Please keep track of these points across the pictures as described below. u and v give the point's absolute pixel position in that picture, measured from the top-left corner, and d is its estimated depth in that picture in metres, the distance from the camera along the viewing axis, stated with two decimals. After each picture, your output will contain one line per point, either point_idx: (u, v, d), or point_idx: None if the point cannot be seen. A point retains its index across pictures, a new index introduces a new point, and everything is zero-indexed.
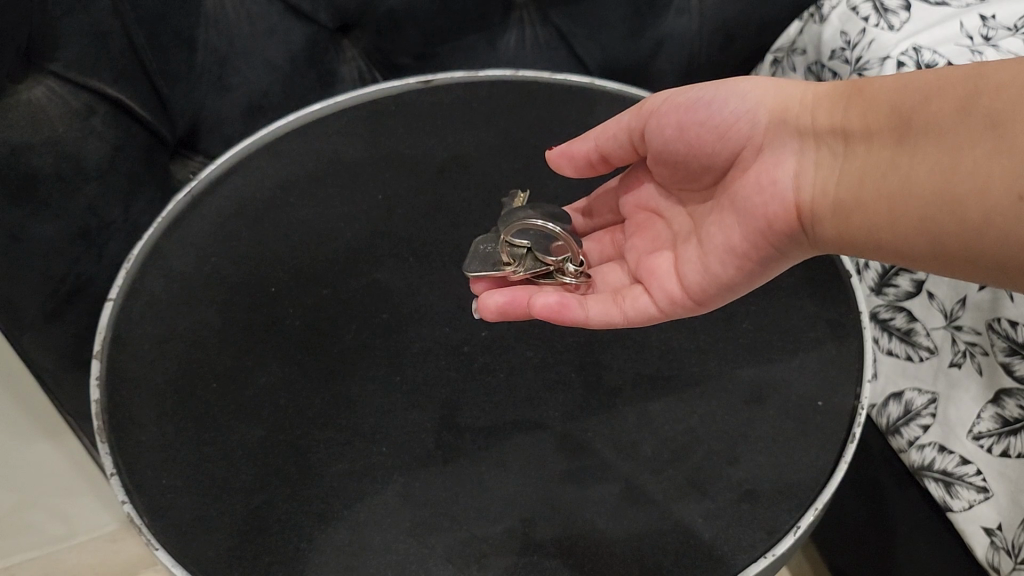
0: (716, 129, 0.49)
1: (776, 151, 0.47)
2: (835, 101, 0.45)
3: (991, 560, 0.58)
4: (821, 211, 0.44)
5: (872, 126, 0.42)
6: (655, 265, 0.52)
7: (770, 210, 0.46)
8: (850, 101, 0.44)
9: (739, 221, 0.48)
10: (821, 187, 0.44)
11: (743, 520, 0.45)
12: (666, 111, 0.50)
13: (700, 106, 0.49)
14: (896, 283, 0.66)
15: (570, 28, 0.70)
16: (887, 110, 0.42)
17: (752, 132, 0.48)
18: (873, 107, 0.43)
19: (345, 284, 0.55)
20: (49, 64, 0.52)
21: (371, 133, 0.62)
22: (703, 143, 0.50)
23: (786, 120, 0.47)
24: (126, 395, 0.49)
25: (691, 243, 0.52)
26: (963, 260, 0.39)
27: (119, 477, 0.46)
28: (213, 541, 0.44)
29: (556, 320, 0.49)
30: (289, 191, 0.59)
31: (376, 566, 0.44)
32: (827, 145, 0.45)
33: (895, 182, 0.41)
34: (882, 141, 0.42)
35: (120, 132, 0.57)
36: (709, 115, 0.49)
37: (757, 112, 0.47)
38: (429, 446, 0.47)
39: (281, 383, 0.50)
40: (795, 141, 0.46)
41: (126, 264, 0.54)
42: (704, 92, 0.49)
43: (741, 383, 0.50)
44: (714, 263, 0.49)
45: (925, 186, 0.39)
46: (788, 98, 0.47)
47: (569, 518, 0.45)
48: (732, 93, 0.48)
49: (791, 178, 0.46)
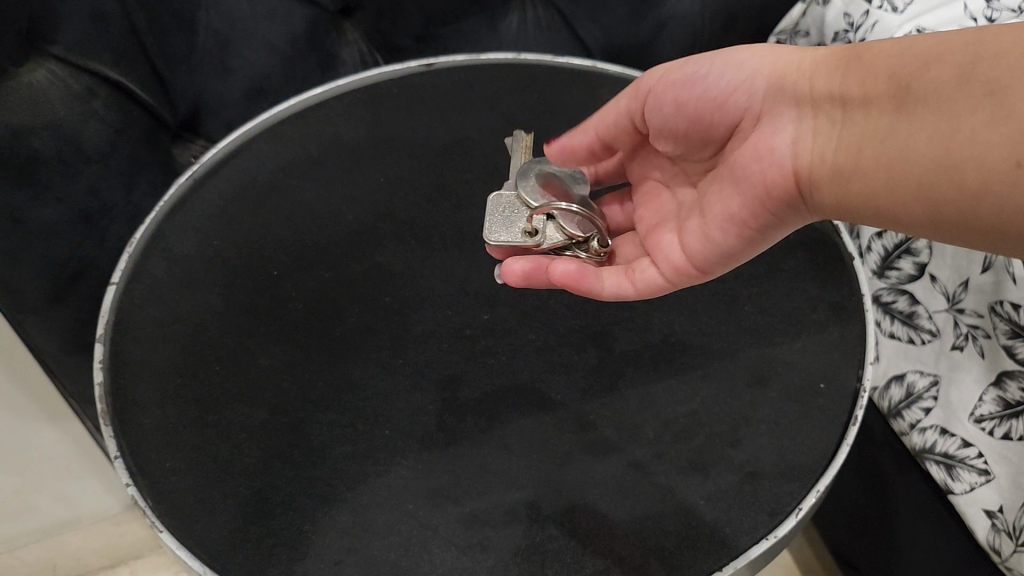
0: (714, 102, 0.48)
1: (773, 117, 0.46)
2: (834, 67, 0.44)
3: (992, 542, 0.58)
4: (818, 176, 0.44)
5: (869, 92, 0.42)
6: (659, 238, 0.53)
7: (768, 176, 0.46)
8: (849, 65, 0.43)
9: (737, 189, 0.48)
10: (817, 152, 0.44)
11: (745, 502, 0.45)
12: (661, 86, 0.50)
13: (697, 78, 0.49)
14: (899, 266, 0.66)
15: (572, 10, 0.70)
16: (885, 76, 0.41)
17: (749, 101, 0.47)
18: (872, 73, 0.42)
19: (347, 267, 0.55)
20: (49, 46, 0.51)
21: (372, 115, 0.62)
22: (703, 114, 0.49)
23: (784, 86, 0.46)
24: (131, 378, 0.49)
25: (693, 214, 0.52)
26: (961, 226, 0.39)
27: (122, 459, 0.46)
28: (218, 522, 0.44)
29: (573, 288, 0.49)
30: (291, 173, 0.59)
31: (378, 546, 0.44)
32: (825, 111, 0.44)
33: (893, 148, 0.40)
34: (882, 106, 0.41)
35: (121, 115, 0.56)
36: (707, 87, 0.49)
37: (755, 81, 0.47)
38: (431, 429, 0.47)
39: (285, 366, 0.50)
40: (792, 108, 0.45)
41: (128, 246, 0.54)
42: (700, 66, 0.49)
43: (743, 366, 0.50)
44: (715, 233, 0.49)
45: (921, 153, 0.39)
46: (786, 64, 0.46)
47: (573, 500, 0.45)
48: (729, 64, 0.48)
49: (788, 144, 0.45)
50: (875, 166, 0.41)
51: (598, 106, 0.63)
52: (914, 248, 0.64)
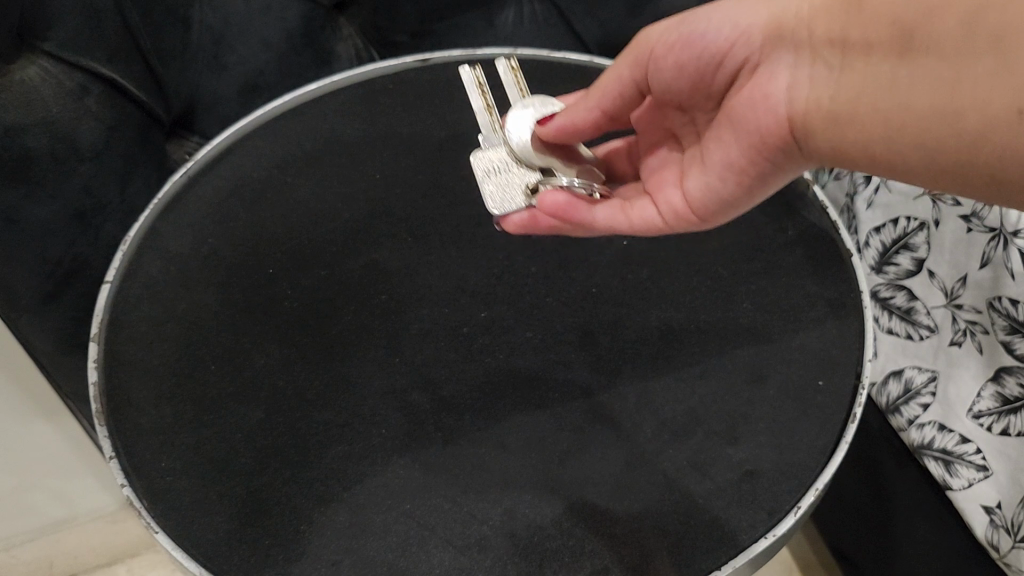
0: (712, 55, 0.47)
1: (771, 64, 0.45)
2: (835, 8, 0.42)
3: (990, 538, 0.59)
4: (815, 123, 0.43)
5: (870, 37, 0.40)
6: (661, 179, 0.54)
7: (764, 124, 0.46)
8: (849, 9, 0.41)
9: (735, 138, 0.48)
10: (813, 99, 0.43)
11: (744, 500, 0.45)
12: (658, 45, 0.49)
13: (694, 38, 0.47)
14: (897, 261, 0.66)
15: (570, 5, 0.70)
16: (884, 21, 0.40)
17: (747, 48, 0.46)
18: (871, 16, 0.40)
19: (343, 265, 0.54)
20: (41, 44, 0.51)
21: (368, 110, 0.61)
22: (701, 67, 0.48)
23: (782, 34, 0.44)
24: (125, 377, 0.49)
25: (695, 161, 0.52)
26: (956, 173, 0.39)
27: (118, 460, 0.46)
28: (215, 522, 0.44)
29: (564, 218, 0.50)
30: (286, 170, 0.59)
31: (376, 545, 0.44)
32: (823, 57, 0.42)
33: (892, 96, 0.40)
34: (883, 53, 0.40)
35: (114, 112, 0.56)
36: (704, 38, 0.47)
37: (752, 27, 0.45)
38: (428, 427, 0.47)
39: (282, 364, 0.50)
40: (790, 54, 0.44)
41: (122, 245, 0.53)
42: (696, 20, 0.47)
43: (741, 363, 0.50)
44: (714, 181, 0.50)
45: (923, 101, 0.39)
46: (784, 8, 0.44)
47: (571, 499, 0.45)
48: (724, 13, 0.46)
49: (784, 92, 0.44)
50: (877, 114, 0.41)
51: None
52: (912, 243, 0.64)
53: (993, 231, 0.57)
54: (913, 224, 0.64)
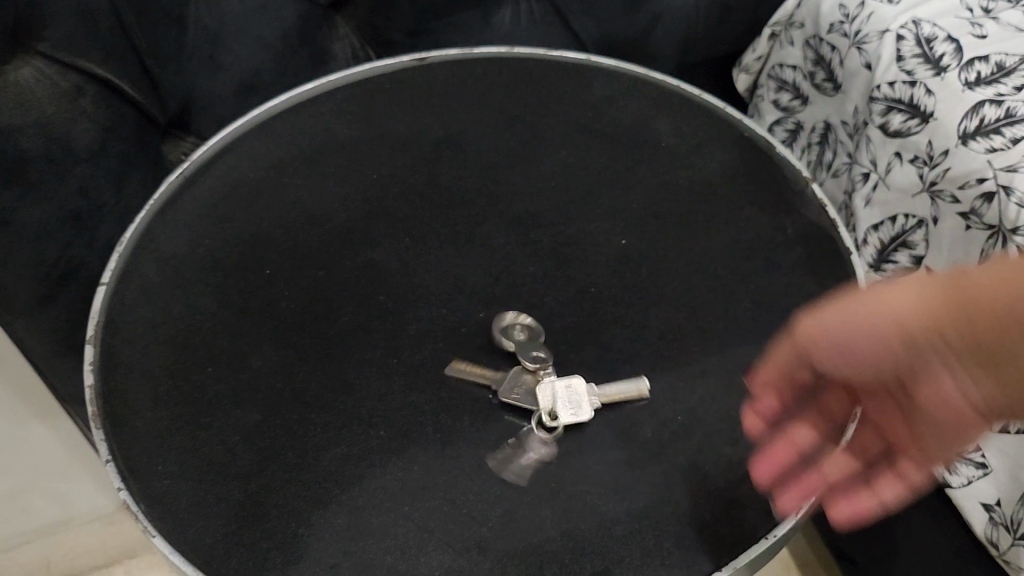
0: (792, 363, 0.41)
1: (839, 360, 0.40)
2: (892, 350, 0.38)
3: (991, 535, 0.59)
4: (875, 370, 0.40)
5: (895, 359, 0.38)
6: (788, 431, 0.46)
7: (844, 368, 0.40)
8: (905, 349, 0.38)
9: (809, 362, 0.41)
10: (868, 362, 0.39)
11: (740, 503, 0.45)
12: (823, 330, 0.39)
13: (840, 343, 0.39)
14: (896, 258, 0.68)
15: (567, 3, 0.72)
16: (876, 347, 0.38)
17: (835, 363, 0.40)
18: (890, 355, 0.38)
19: (340, 265, 0.54)
20: (37, 44, 0.51)
21: (364, 109, 0.62)
22: (792, 362, 0.41)
23: (859, 361, 0.39)
24: (121, 381, 0.48)
25: (773, 402, 0.45)
26: (995, 356, 0.36)
27: (113, 463, 0.45)
28: (211, 525, 0.43)
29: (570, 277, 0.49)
30: (282, 171, 0.58)
31: (376, 549, 0.43)
32: (888, 358, 0.38)
33: (920, 363, 0.38)
34: (897, 356, 0.38)
35: (110, 112, 0.55)
36: (799, 357, 0.41)
37: (845, 353, 0.39)
38: (427, 428, 0.47)
39: (279, 366, 0.49)
40: (843, 366, 0.40)
41: (117, 246, 0.53)
42: (795, 352, 0.41)
43: (740, 363, 0.50)
44: (885, 491, 0.43)
45: (931, 321, 0.37)
46: (853, 337, 0.39)
47: (571, 501, 0.44)
48: (826, 353, 0.40)
49: (843, 363, 0.40)
50: (954, 309, 0.37)
51: (592, 101, 0.63)
52: (912, 242, 0.67)
53: (992, 230, 0.60)
54: (911, 222, 0.67)
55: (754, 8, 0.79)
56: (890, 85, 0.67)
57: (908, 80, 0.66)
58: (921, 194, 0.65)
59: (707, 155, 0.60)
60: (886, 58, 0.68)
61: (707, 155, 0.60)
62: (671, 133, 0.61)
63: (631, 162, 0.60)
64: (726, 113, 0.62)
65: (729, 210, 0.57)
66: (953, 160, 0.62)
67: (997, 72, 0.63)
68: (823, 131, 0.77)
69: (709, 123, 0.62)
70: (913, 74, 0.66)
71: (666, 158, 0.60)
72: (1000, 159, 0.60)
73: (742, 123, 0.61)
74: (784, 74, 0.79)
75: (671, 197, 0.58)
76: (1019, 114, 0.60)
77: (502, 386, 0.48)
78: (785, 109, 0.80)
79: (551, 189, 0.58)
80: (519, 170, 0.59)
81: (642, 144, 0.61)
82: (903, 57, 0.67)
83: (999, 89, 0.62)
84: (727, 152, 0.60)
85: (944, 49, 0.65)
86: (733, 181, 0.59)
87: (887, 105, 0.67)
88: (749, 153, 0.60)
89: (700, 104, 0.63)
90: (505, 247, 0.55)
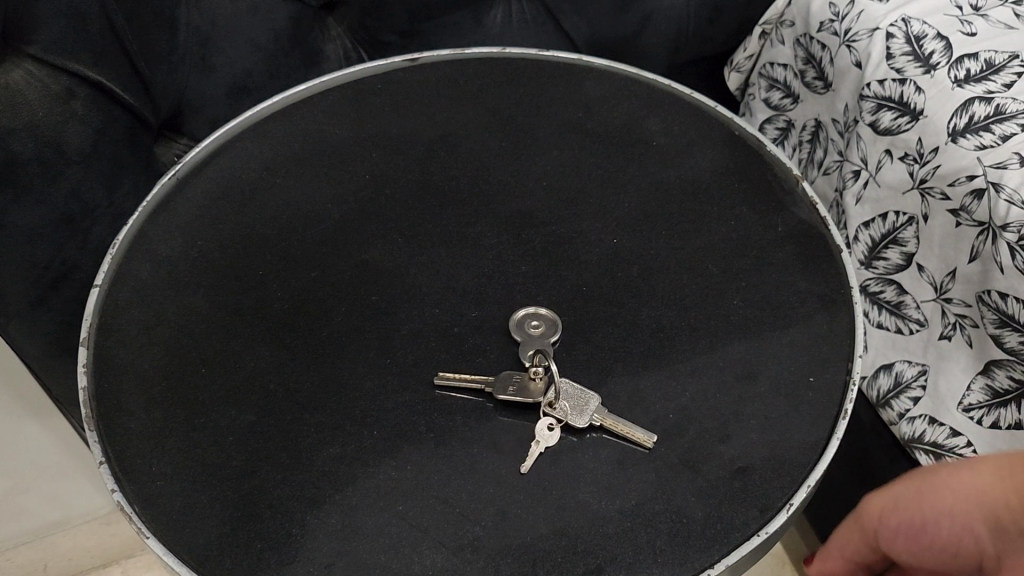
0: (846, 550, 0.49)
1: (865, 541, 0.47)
2: (898, 504, 0.45)
3: None
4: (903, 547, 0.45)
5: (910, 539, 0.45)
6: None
7: (877, 535, 0.46)
8: (917, 501, 0.44)
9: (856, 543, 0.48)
10: (900, 542, 0.45)
11: (736, 499, 0.44)
12: (888, 508, 0.45)
13: (906, 525, 0.44)
14: (886, 256, 0.69)
15: (557, 4, 0.72)
16: (899, 528, 0.45)
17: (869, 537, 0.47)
18: (910, 519, 0.44)
19: (334, 265, 0.54)
20: (27, 49, 0.51)
21: (356, 112, 0.63)
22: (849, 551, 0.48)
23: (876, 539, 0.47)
24: (114, 382, 0.49)
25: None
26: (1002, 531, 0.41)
27: (107, 465, 0.45)
28: (204, 527, 0.44)
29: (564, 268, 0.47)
30: (274, 172, 0.59)
31: (369, 549, 0.43)
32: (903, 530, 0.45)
33: (930, 529, 0.44)
34: (913, 512, 0.44)
35: (102, 115, 0.55)
36: (844, 545, 0.49)
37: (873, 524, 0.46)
38: (419, 428, 0.47)
39: (272, 366, 0.49)
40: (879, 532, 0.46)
41: (110, 249, 0.54)
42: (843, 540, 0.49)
43: (732, 359, 0.50)
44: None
45: (947, 530, 0.43)
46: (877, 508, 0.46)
47: (563, 500, 0.44)
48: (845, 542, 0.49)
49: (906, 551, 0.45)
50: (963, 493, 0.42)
51: (583, 101, 0.63)
52: (902, 238, 0.67)
53: (982, 226, 0.60)
54: (901, 219, 0.67)
55: (745, 7, 0.79)
56: (880, 83, 0.67)
57: (898, 78, 0.66)
58: (911, 192, 0.66)
59: (698, 153, 0.60)
60: (875, 56, 0.68)
61: (698, 154, 0.60)
62: (662, 133, 0.61)
63: (623, 161, 0.60)
64: (716, 111, 0.62)
65: (720, 208, 0.57)
66: (943, 157, 0.63)
67: (986, 69, 0.63)
68: (813, 130, 0.77)
69: (700, 122, 0.62)
70: (903, 72, 0.66)
71: (657, 157, 0.60)
72: (991, 155, 0.60)
73: (731, 121, 0.62)
74: (775, 72, 0.79)
75: (662, 195, 0.58)
76: (1008, 111, 0.61)
77: (497, 385, 0.48)
78: (776, 107, 0.80)
79: (543, 189, 0.59)
80: (511, 170, 0.60)
81: (634, 143, 0.61)
82: (892, 55, 0.67)
83: (988, 87, 0.63)
84: (718, 150, 0.60)
85: (933, 47, 0.66)
86: (724, 180, 0.59)
87: (877, 102, 0.68)
88: (740, 151, 0.60)
89: (689, 102, 0.63)
90: (498, 247, 0.56)
